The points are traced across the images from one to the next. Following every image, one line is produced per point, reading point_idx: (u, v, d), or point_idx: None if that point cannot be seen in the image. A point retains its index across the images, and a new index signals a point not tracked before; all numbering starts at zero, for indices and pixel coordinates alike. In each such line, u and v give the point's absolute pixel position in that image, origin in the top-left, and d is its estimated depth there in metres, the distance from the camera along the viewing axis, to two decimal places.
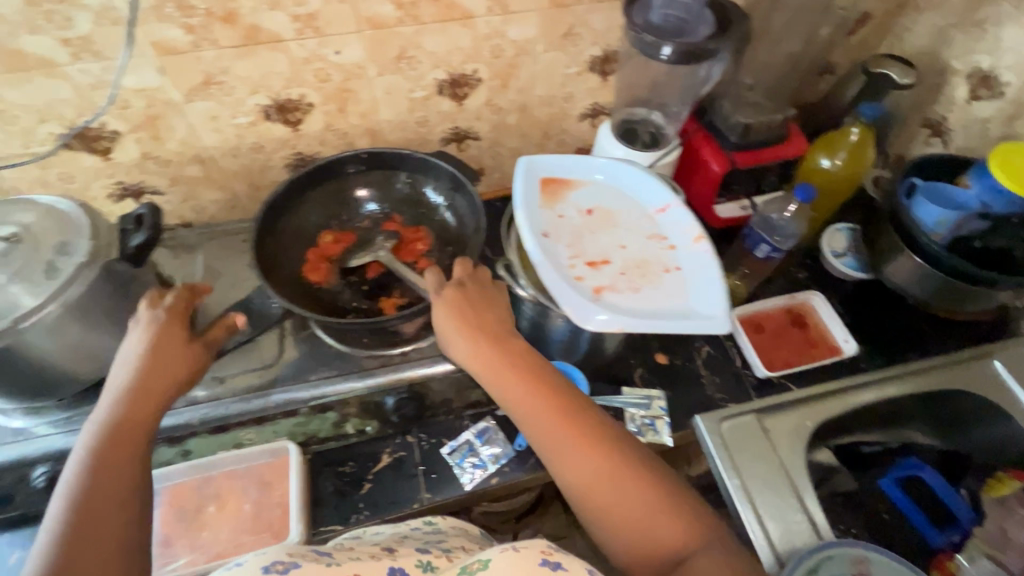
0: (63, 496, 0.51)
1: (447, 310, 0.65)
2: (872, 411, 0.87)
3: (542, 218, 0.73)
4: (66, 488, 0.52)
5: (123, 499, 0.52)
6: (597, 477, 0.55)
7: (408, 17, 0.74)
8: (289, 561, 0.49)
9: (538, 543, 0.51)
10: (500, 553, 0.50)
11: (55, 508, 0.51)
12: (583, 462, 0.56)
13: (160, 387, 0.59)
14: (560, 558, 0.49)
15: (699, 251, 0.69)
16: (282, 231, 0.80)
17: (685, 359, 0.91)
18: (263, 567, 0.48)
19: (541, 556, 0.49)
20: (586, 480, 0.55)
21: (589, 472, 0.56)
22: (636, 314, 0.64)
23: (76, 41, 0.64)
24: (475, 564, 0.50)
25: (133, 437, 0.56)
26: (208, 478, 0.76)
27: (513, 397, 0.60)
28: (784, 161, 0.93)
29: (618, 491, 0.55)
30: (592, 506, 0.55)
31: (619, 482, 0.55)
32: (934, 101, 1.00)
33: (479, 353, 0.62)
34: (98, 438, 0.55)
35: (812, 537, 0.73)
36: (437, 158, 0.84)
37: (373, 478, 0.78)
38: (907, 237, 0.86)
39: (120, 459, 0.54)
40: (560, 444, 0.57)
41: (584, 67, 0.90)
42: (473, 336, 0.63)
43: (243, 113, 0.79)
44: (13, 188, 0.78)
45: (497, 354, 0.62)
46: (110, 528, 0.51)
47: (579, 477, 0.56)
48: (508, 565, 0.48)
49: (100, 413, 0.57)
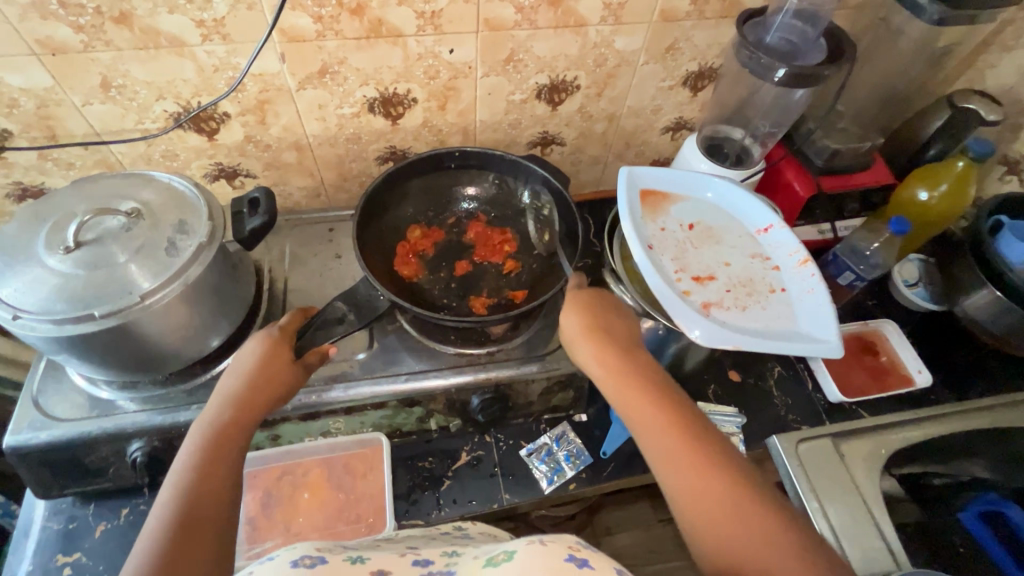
0: (171, 486, 0.51)
1: (572, 311, 0.65)
2: (945, 444, 0.86)
3: (646, 229, 0.73)
4: (172, 487, 0.51)
5: (218, 499, 0.51)
6: (714, 507, 0.49)
7: (525, 21, 0.75)
8: (315, 556, 0.47)
9: (567, 540, 0.45)
10: (526, 546, 0.45)
11: (160, 506, 0.50)
12: (701, 491, 0.50)
13: (264, 397, 0.59)
14: (588, 555, 0.43)
15: (803, 274, 0.72)
16: (376, 223, 0.80)
17: (757, 378, 0.92)
18: (289, 561, 0.46)
19: (567, 551, 0.43)
20: (701, 509, 0.50)
21: (708, 501, 0.50)
22: (746, 332, 0.65)
23: (210, 23, 0.65)
24: (499, 556, 0.47)
25: (235, 445, 0.55)
26: (301, 464, 0.79)
27: (631, 405, 0.57)
28: (866, 189, 0.93)
29: (741, 530, 0.48)
30: (708, 542, 0.49)
31: (744, 519, 0.48)
32: (1015, 139, 0.98)
33: (599, 357, 0.61)
34: (206, 441, 0.54)
35: (891, 564, 0.71)
36: (529, 162, 0.83)
37: (452, 475, 0.79)
38: (989, 270, 0.85)
39: (222, 458, 0.53)
40: (678, 465, 0.52)
41: (679, 81, 0.91)
42: (596, 340, 0.62)
43: (349, 103, 0.79)
44: (117, 162, 0.78)
45: (616, 360, 0.60)
46: (209, 534, 0.49)
47: (693, 505, 0.50)
48: (527, 557, 0.44)
49: (208, 415, 0.57)
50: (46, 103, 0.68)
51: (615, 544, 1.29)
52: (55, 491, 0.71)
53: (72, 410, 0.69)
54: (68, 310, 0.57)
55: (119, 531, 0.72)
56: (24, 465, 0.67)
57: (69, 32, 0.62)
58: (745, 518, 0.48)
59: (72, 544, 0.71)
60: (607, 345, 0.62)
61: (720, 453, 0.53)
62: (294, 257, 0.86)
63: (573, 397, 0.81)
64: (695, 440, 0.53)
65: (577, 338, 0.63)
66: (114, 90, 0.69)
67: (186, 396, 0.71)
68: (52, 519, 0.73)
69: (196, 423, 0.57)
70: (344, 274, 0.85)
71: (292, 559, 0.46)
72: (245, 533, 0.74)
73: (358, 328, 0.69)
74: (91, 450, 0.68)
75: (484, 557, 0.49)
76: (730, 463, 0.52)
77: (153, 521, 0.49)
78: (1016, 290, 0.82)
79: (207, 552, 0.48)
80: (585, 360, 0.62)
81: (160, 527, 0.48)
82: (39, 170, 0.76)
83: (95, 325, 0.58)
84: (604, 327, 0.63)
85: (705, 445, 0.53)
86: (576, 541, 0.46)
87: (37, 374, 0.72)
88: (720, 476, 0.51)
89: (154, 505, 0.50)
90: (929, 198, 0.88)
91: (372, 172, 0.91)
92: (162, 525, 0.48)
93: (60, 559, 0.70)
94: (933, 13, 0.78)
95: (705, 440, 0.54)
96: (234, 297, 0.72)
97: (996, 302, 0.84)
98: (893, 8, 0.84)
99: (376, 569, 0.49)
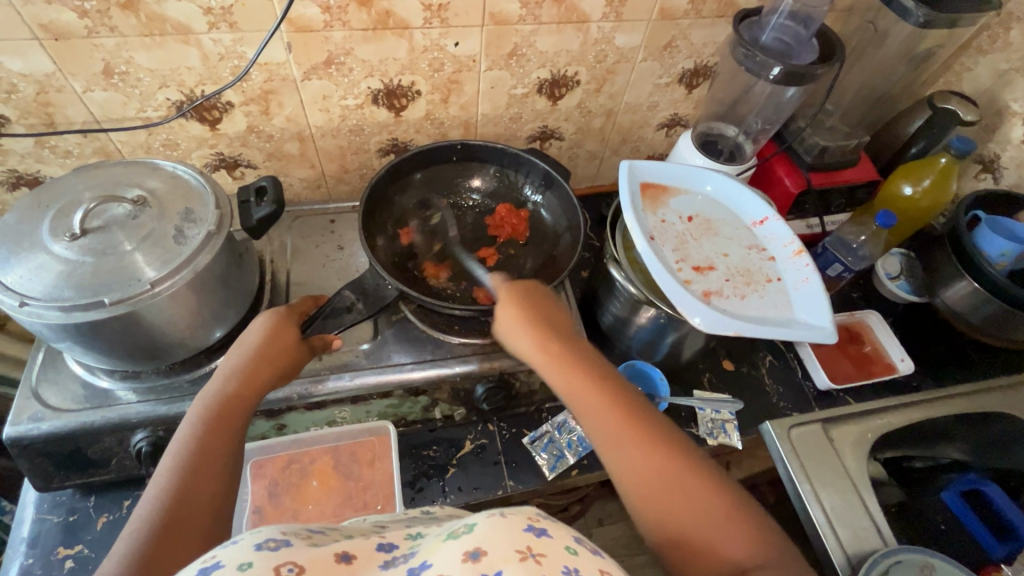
0: (172, 455, 0.51)
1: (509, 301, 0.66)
2: (926, 427, 0.90)
3: (648, 220, 0.75)
4: (173, 457, 0.51)
5: (218, 470, 0.52)
6: (655, 481, 0.51)
7: (529, 17, 0.76)
8: (281, 539, 0.40)
9: (526, 511, 0.42)
10: (486, 517, 0.40)
11: (159, 476, 0.50)
12: (639, 471, 0.51)
13: (263, 374, 0.59)
14: (546, 525, 0.39)
15: (798, 263, 0.75)
16: (384, 215, 0.82)
17: (750, 367, 0.95)
18: (254, 544, 0.38)
19: (526, 522, 0.39)
20: (662, 505, 0.50)
21: (649, 477, 0.51)
22: (745, 319, 0.68)
23: (217, 11, 0.65)
24: (459, 529, 0.41)
25: (235, 418, 0.56)
26: (307, 453, 0.79)
27: (569, 389, 0.58)
28: (852, 185, 0.97)
29: (679, 500, 0.50)
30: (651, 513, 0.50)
31: (682, 488, 0.50)
32: (988, 140, 1.00)
33: (540, 345, 0.61)
34: (208, 412, 0.55)
35: (879, 542, 0.74)
36: (532, 155, 0.85)
37: (457, 463, 0.80)
38: (968, 264, 0.88)
39: (223, 431, 0.54)
40: (621, 446, 0.53)
41: (675, 79, 0.93)
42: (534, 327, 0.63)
43: (353, 94, 0.79)
44: (117, 151, 0.78)
45: (556, 347, 0.61)
46: (206, 506, 0.49)
47: (635, 477, 0.51)
48: (491, 528, 0.39)
49: (210, 388, 0.57)
50: (46, 89, 0.67)
51: (610, 533, 1.32)
52: (55, 483, 0.70)
53: (73, 401, 0.68)
54: (77, 296, 0.56)
55: (121, 523, 0.72)
56: (24, 457, 0.66)
57: (73, 17, 0.62)
58: (685, 486, 0.50)
59: (73, 536, 0.71)
60: (546, 334, 0.62)
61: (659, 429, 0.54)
62: (295, 248, 0.86)
63: None
64: (635, 418, 0.55)
65: (519, 332, 0.63)
66: (117, 77, 0.69)
67: (190, 385, 0.71)
68: (51, 511, 0.72)
69: (200, 394, 0.57)
70: (347, 265, 0.85)
71: (256, 541, 0.39)
72: (251, 521, 0.75)
73: (367, 316, 0.70)
74: (94, 440, 0.67)
75: (445, 533, 0.43)
76: (671, 438, 0.54)
77: (152, 487, 0.49)
78: (993, 282, 0.85)
79: (203, 525, 0.48)
80: (523, 346, 0.63)
81: (159, 498, 0.48)
82: (34, 158, 0.75)
83: (103, 313, 0.57)
84: (542, 318, 0.64)
85: (646, 422, 0.54)
86: (534, 512, 0.42)
87: (35, 366, 0.71)
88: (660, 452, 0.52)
89: (154, 475, 0.50)
90: (913, 192, 0.93)
91: (373, 164, 0.91)
92: (162, 494, 0.48)
93: (61, 552, 0.69)
94: (919, 16, 0.82)
95: (643, 418, 0.55)
96: (240, 287, 0.72)
97: (974, 292, 0.88)
98: (880, 12, 0.88)
99: (341, 551, 0.41)
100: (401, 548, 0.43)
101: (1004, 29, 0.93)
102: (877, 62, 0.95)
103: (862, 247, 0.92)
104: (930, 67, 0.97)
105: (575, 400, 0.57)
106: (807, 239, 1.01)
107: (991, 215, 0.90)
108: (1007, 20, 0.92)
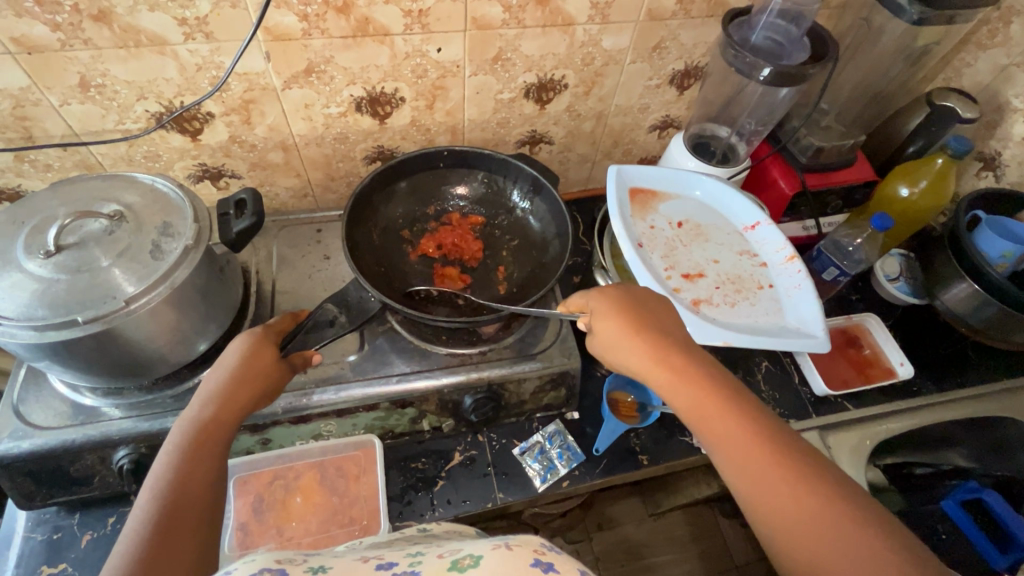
0: (151, 486, 0.50)
1: (614, 313, 0.60)
2: (926, 433, 0.92)
3: (636, 227, 0.74)
4: (152, 487, 0.50)
5: (202, 497, 0.51)
6: (816, 532, 0.44)
7: (513, 20, 0.75)
8: (277, 569, 0.40)
9: (533, 543, 0.42)
10: (492, 549, 0.41)
11: (139, 508, 0.49)
12: (789, 507, 0.46)
13: (241, 399, 0.58)
14: (554, 559, 0.39)
15: (791, 269, 0.73)
16: (373, 222, 0.81)
17: (745, 372, 0.91)
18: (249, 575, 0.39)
19: (533, 556, 0.39)
20: (818, 563, 0.43)
21: (784, 513, 0.46)
22: (734, 328, 0.67)
23: (192, 21, 0.64)
24: (464, 560, 0.41)
25: (216, 442, 0.55)
26: (293, 468, 0.79)
27: (697, 416, 0.52)
28: (850, 186, 0.95)
29: (837, 550, 0.43)
30: (791, 558, 0.45)
31: (834, 529, 0.44)
32: (989, 137, 0.98)
33: (656, 360, 0.56)
34: (187, 439, 0.54)
35: None
36: (518, 160, 0.83)
37: (446, 476, 0.79)
38: (968, 265, 0.86)
39: (204, 456, 0.53)
40: (762, 478, 0.47)
41: (665, 80, 0.91)
42: (651, 343, 0.57)
43: (336, 102, 0.78)
44: (98, 164, 0.77)
45: (676, 362, 0.55)
46: (191, 534, 0.48)
47: (779, 515, 0.46)
48: (498, 563, 0.39)
49: (188, 413, 0.56)
50: (22, 104, 0.67)
51: (609, 538, 1.30)
52: (39, 501, 0.70)
53: (55, 418, 0.67)
54: (50, 316, 0.56)
55: (106, 540, 0.71)
56: (5, 475, 0.66)
57: (46, 30, 0.61)
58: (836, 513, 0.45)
59: (57, 554, 0.70)
60: (662, 345, 0.57)
61: (791, 446, 0.49)
62: (281, 258, 0.85)
63: (565, 394, 0.81)
64: (774, 450, 0.49)
65: (631, 346, 0.57)
66: (93, 90, 0.68)
67: (173, 401, 0.70)
68: (36, 529, 0.71)
69: (177, 421, 0.56)
70: (333, 276, 0.84)
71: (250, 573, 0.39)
72: (236, 538, 0.74)
73: (349, 329, 0.69)
74: (76, 458, 0.67)
75: (449, 558, 0.42)
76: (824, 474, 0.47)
77: (131, 521, 0.48)
78: (994, 283, 0.83)
79: (188, 556, 0.47)
80: (625, 352, 0.58)
81: (140, 530, 0.47)
82: (15, 172, 0.75)
83: (78, 331, 0.56)
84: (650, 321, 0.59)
85: (788, 455, 0.48)
86: (541, 544, 0.42)
87: (17, 382, 0.70)
88: (801, 482, 0.47)
89: (133, 507, 0.49)
90: (909, 193, 0.91)
91: (359, 172, 0.90)
92: (141, 529, 0.47)
93: (44, 570, 0.69)
94: (912, 13, 0.80)
95: (773, 434, 0.50)
96: (221, 300, 0.71)
97: (975, 295, 0.85)
98: (874, 8, 0.86)
99: None
100: (403, 565, 0.43)
101: (1005, 24, 0.90)
102: (873, 59, 0.93)
103: (857, 250, 0.91)
104: (930, 63, 0.95)
105: (702, 425, 0.52)
106: (803, 242, 0.99)
107: (993, 216, 0.88)
108: (1008, 14, 0.89)
